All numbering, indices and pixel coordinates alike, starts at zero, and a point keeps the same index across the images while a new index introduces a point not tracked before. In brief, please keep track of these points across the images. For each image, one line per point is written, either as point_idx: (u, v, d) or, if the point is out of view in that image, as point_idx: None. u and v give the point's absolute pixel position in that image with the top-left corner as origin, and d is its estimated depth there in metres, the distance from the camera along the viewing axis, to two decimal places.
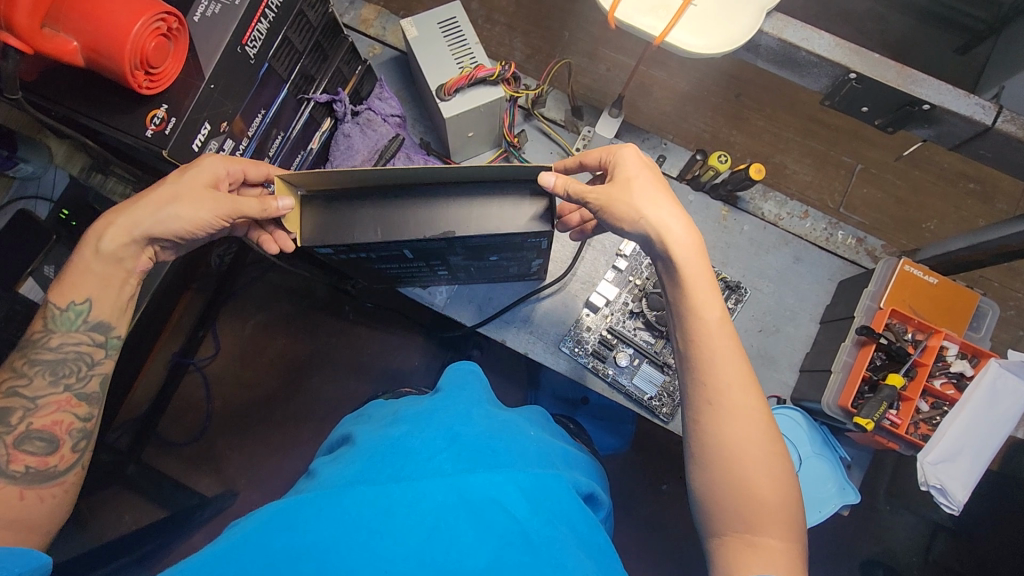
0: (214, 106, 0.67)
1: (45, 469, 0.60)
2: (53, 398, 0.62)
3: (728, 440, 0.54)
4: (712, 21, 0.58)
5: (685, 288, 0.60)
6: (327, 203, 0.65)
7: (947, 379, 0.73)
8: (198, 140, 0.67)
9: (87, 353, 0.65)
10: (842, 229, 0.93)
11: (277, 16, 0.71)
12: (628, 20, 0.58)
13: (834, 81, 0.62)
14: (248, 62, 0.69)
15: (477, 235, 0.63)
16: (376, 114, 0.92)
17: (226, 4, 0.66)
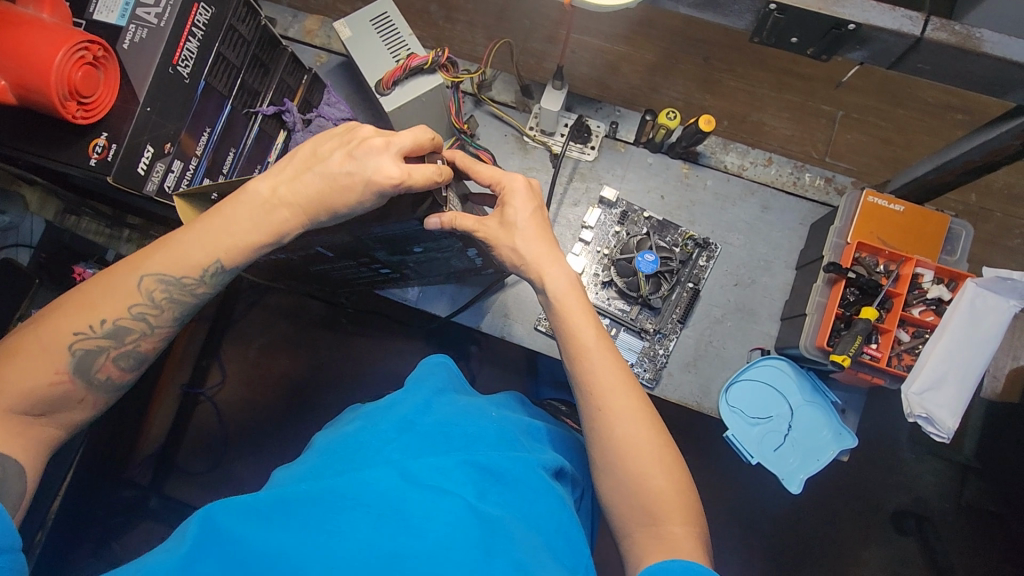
0: (154, 128, 0.69)
1: (125, 379, 0.64)
2: (163, 331, 0.64)
3: (619, 439, 0.59)
4: None
5: (563, 316, 0.65)
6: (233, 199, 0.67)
7: (926, 306, 0.71)
8: (142, 163, 0.68)
9: (191, 291, 0.64)
10: (809, 171, 0.90)
11: (206, 33, 0.71)
12: None
13: (757, 16, 0.60)
14: (183, 81, 0.70)
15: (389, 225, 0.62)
16: (327, 120, 0.93)
17: (152, 27, 0.67)
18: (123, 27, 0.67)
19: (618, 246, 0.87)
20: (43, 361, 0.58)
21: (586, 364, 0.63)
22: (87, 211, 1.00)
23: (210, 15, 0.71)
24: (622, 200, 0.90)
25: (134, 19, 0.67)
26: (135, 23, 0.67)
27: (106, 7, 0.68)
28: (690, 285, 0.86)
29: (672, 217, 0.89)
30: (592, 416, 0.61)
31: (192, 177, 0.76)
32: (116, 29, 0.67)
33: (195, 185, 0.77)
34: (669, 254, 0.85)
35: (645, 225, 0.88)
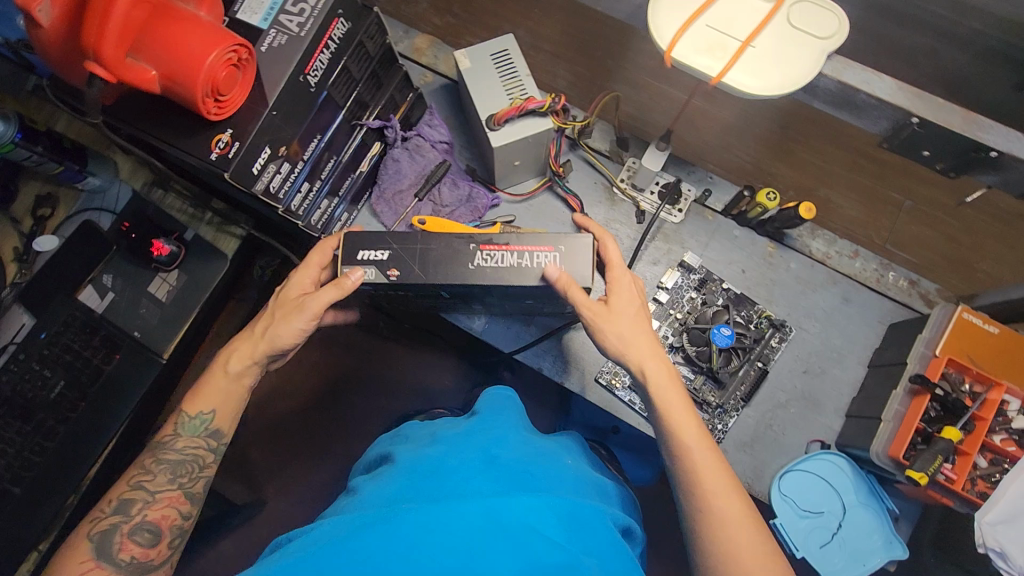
0: (275, 131, 0.70)
1: (147, 560, 0.65)
2: (167, 494, 0.68)
3: (726, 542, 0.58)
4: (770, 63, 0.57)
5: (664, 417, 0.66)
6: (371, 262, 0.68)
7: (1008, 435, 0.69)
8: (257, 163, 0.70)
9: (194, 449, 0.70)
10: (894, 270, 0.90)
11: (338, 47, 0.73)
12: (684, 60, 0.58)
13: (894, 125, 0.60)
14: (309, 89, 0.72)
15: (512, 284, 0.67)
16: (425, 140, 0.94)
17: (292, 35, 0.69)
18: (263, 29, 0.69)
19: (692, 313, 0.87)
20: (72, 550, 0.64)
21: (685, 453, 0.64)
22: (174, 188, 1.00)
23: (346, 31, 0.73)
24: (702, 267, 0.90)
25: (274, 25, 0.69)
26: (276, 28, 0.69)
27: (250, 8, 0.69)
28: (758, 365, 0.86)
29: (750, 292, 0.89)
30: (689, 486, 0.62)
31: (295, 180, 0.77)
32: (257, 31, 0.69)
33: (294, 188, 0.78)
34: (743, 330, 0.85)
35: (724, 297, 0.88)
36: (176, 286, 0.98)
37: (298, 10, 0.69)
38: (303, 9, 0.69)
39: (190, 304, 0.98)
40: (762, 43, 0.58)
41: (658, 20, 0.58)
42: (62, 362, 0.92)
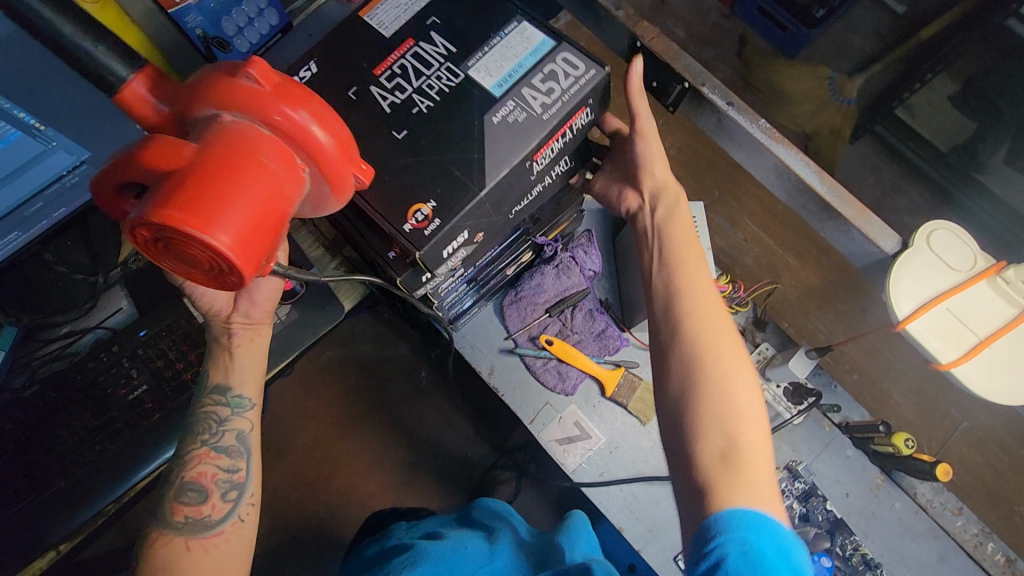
0: (478, 217, 0.68)
1: (201, 518, 0.69)
2: (196, 455, 0.73)
3: (728, 392, 0.65)
4: (1002, 371, 0.57)
5: (694, 328, 0.69)
6: (473, 241, 0.73)
7: None
8: (450, 246, 0.69)
9: (217, 410, 0.75)
10: (993, 541, 0.88)
11: (570, 138, 0.72)
12: (919, 335, 0.58)
13: None
14: (529, 174, 0.70)
15: (511, 120, 0.67)
16: (576, 264, 0.94)
17: (531, 115, 0.67)
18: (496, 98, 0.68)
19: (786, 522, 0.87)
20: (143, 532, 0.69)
21: (697, 332, 0.69)
22: (313, 225, 0.98)
23: (583, 122, 0.71)
24: (810, 478, 0.89)
25: (512, 95, 0.68)
26: (515, 103, 0.68)
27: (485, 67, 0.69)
28: None
29: (850, 520, 0.88)
30: (705, 379, 0.66)
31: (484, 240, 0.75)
32: (489, 95, 0.68)
33: (454, 287, 0.82)
34: (838, 563, 0.85)
35: (824, 517, 0.87)
36: (284, 321, 0.96)
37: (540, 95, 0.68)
38: (551, 89, 0.68)
39: (292, 343, 0.95)
40: (999, 346, 0.58)
41: (906, 286, 0.57)
42: (151, 367, 0.92)
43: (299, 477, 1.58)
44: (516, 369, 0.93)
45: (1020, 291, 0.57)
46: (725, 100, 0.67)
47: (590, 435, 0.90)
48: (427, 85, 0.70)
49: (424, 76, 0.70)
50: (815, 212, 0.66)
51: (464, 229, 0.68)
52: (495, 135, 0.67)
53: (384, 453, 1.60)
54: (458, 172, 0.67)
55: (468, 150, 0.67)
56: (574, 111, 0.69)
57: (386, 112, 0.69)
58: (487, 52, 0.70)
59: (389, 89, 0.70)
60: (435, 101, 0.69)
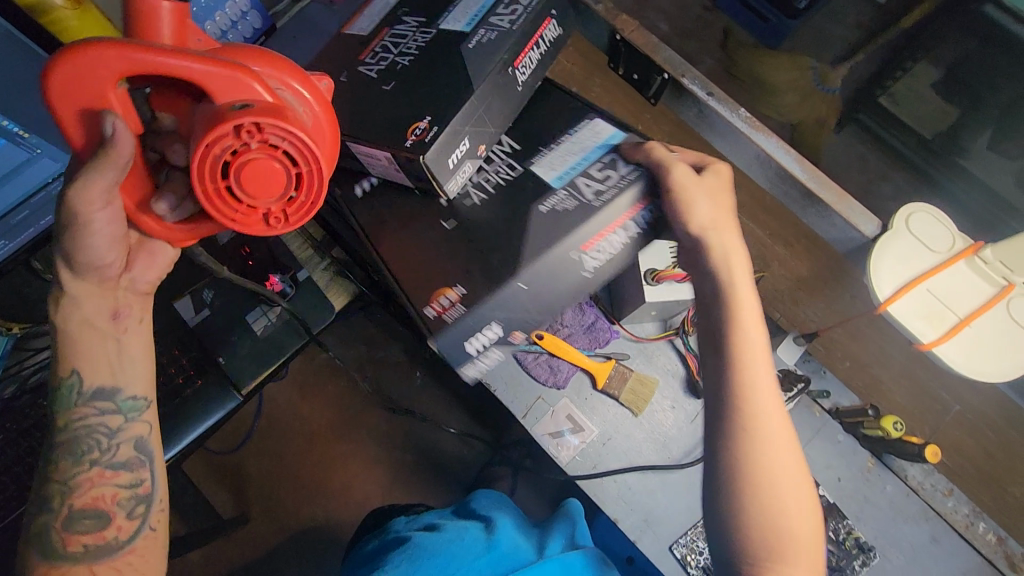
0: (475, 125, 0.71)
1: (103, 544, 0.66)
2: (86, 476, 0.66)
3: (766, 466, 0.63)
4: (984, 348, 0.58)
5: (742, 396, 0.66)
6: (479, 156, 0.75)
7: None
8: (455, 156, 0.70)
9: (104, 421, 0.68)
10: (985, 522, 0.88)
11: (544, 49, 0.77)
12: (898, 317, 0.59)
13: None
14: (513, 85, 0.74)
15: (486, 40, 0.71)
16: None
17: (502, 31, 0.71)
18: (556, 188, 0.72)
19: None
20: (25, 557, 0.65)
21: (744, 398, 0.66)
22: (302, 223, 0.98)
23: (551, 35, 0.76)
24: None
25: (483, 24, 0.72)
26: (485, 27, 0.71)
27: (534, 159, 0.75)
28: None
29: (842, 504, 0.88)
30: (751, 475, 0.63)
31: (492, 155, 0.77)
32: (460, 34, 0.72)
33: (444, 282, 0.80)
34: (832, 548, 0.86)
35: None
36: (275, 322, 0.95)
37: (596, 193, 0.69)
38: (515, 10, 0.72)
39: (284, 344, 0.95)
40: (980, 324, 0.58)
41: (882, 270, 0.58)
42: None
43: (295, 480, 1.58)
44: (507, 364, 0.93)
45: (999, 270, 0.58)
46: (704, 90, 0.67)
47: (583, 428, 0.91)
48: (407, 47, 0.73)
49: (403, 43, 0.74)
50: (797, 199, 0.67)
51: (465, 136, 0.70)
52: (473, 57, 0.70)
53: (380, 455, 1.60)
54: (446, 96, 0.69)
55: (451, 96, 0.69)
56: (538, 25, 0.73)
57: (373, 77, 0.73)
58: (454, 10, 0.75)
59: (375, 61, 0.74)
60: (416, 54, 0.72)
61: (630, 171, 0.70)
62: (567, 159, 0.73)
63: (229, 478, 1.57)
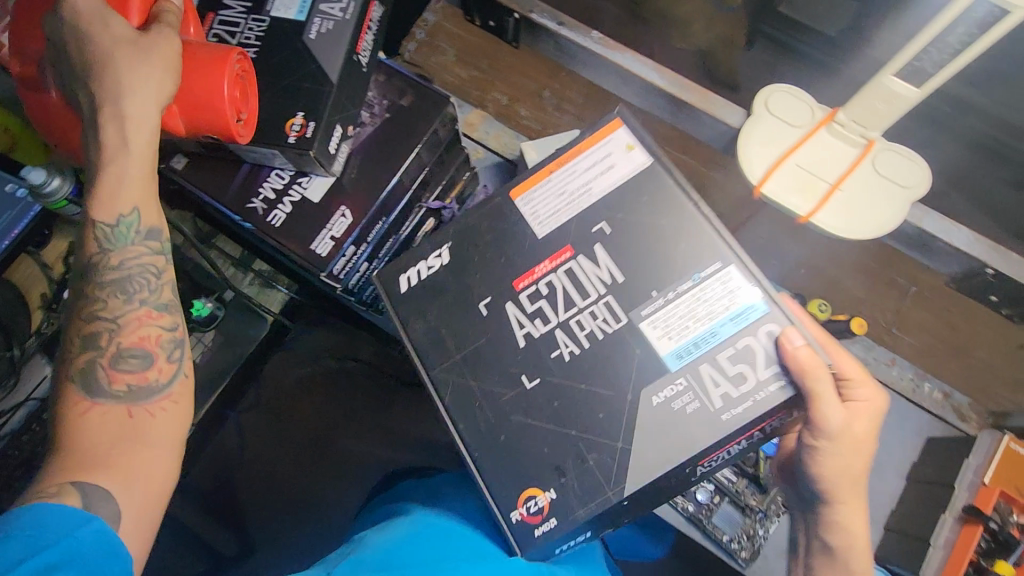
0: (342, 110, 0.74)
1: (146, 384, 0.59)
2: (133, 315, 0.60)
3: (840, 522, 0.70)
4: (857, 207, 0.60)
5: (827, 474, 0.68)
6: (351, 137, 0.77)
7: None
8: (333, 142, 0.73)
9: (150, 261, 0.62)
10: (928, 381, 0.91)
11: (378, 28, 0.80)
12: (773, 195, 0.60)
13: (967, 269, 0.63)
14: (361, 69, 0.77)
15: (324, 30, 0.74)
16: None
17: (338, 21, 0.75)
18: (674, 373, 0.57)
19: None
20: (63, 394, 0.58)
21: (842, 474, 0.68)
22: (217, 245, 0.95)
23: (380, 14, 0.80)
24: None
25: (315, 13, 0.75)
26: (321, 17, 0.75)
27: (637, 300, 0.58)
28: None
29: None
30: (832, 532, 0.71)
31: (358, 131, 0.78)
32: (295, 23, 0.74)
33: (355, 267, 0.78)
34: None
35: None
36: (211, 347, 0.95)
37: (731, 380, 0.56)
38: None
39: (223, 366, 0.95)
40: (849, 186, 0.60)
41: (749, 155, 0.60)
42: None
43: (289, 502, 1.58)
44: None
45: (856, 131, 0.59)
46: (555, 22, 0.69)
47: None
48: (246, 38, 0.75)
49: (239, 34, 0.75)
50: (667, 107, 0.67)
51: (336, 123, 0.73)
52: (317, 50, 0.73)
53: (368, 460, 1.60)
54: (309, 89, 0.72)
55: (313, 89, 0.72)
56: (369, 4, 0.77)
57: None
58: None
59: None
60: (258, 46, 0.74)
61: (769, 344, 0.56)
62: (695, 321, 0.57)
63: (224, 515, 1.56)
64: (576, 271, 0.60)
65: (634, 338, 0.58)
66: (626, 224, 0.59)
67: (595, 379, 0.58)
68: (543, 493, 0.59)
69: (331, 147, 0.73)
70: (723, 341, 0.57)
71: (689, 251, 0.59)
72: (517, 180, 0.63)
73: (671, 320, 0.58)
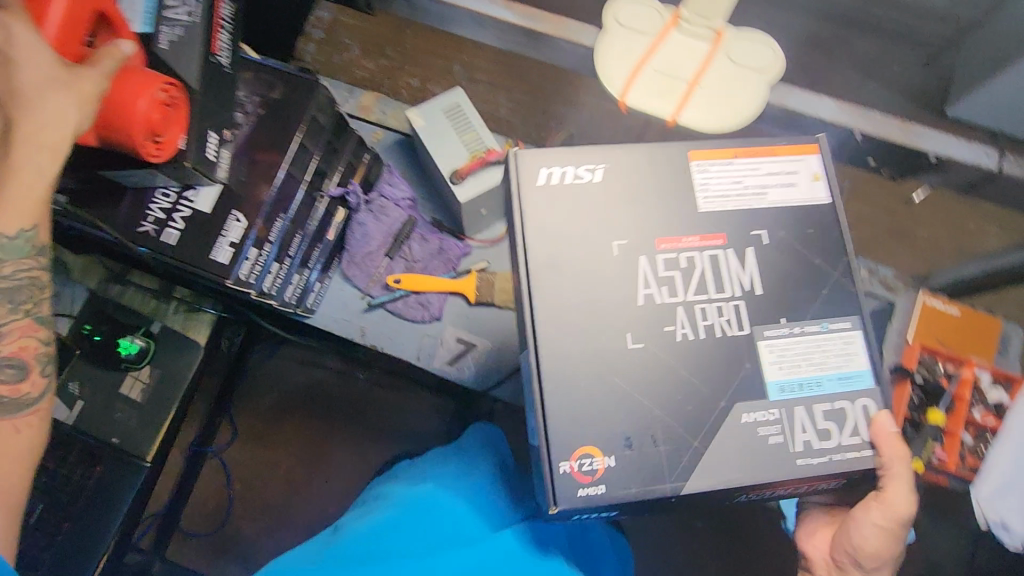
0: (211, 115, 0.71)
1: (17, 397, 0.68)
2: (14, 324, 0.68)
3: None
4: (719, 100, 0.61)
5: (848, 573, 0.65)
6: (230, 141, 0.74)
7: (985, 408, 0.73)
8: (210, 150, 0.71)
9: (32, 276, 0.68)
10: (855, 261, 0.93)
11: (233, 26, 0.75)
12: (638, 104, 0.61)
13: (839, 140, 0.66)
14: (223, 71, 0.73)
15: (173, 39, 0.68)
16: (389, 199, 0.95)
17: (186, 25, 0.68)
18: (771, 399, 0.56)
19: None
20: None
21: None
22: (134, 279, 0.95)
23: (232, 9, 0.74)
24: None
25: (158, 22, 0.67)
26: (165, 24, 0.67)
27: (766, 320, 0.57)
28: None
29: None
30: None
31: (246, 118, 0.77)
32: (138, 36, 0.66)
33: (266, 270, 0.78)
34: None
35: None
36: (149, 383, 0.93)
37: (818, 436, 0.56)
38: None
39: (167, 399, 0.93)
40: (707, 82, 0.61)
41: (607, 69, 0.61)
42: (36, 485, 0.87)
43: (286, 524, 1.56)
44: (387, 320, 0.94)
45: (702, 23, 0.61)
46: None
47: (474, 344, 0.92)
48: None
49: None
50: (527, 44, 0.66)
51: (208, 129, 0.70)
52: (170, 62, 0.67)
53: (356, 465, 1.59)
54: None
55: None
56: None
57: None
58: None
59: None
60: None
61: (863, 415, 0.57)
62: (809, 365, 0.57)
63: (223, 550, 1.54)
64: (724, 260, 0.58)
65: (748, 356, 0.57)
66: (786, 241, 0.59)
67: (680, 364, 0.56)
68: (603, 457, 0.53)
69: (210, 153, 0.71)
70: (826, 391, 0.57)
71: (811, 303, 0.58)
72: (705, 142, 0.60)
73: (793, 353, 0.57)
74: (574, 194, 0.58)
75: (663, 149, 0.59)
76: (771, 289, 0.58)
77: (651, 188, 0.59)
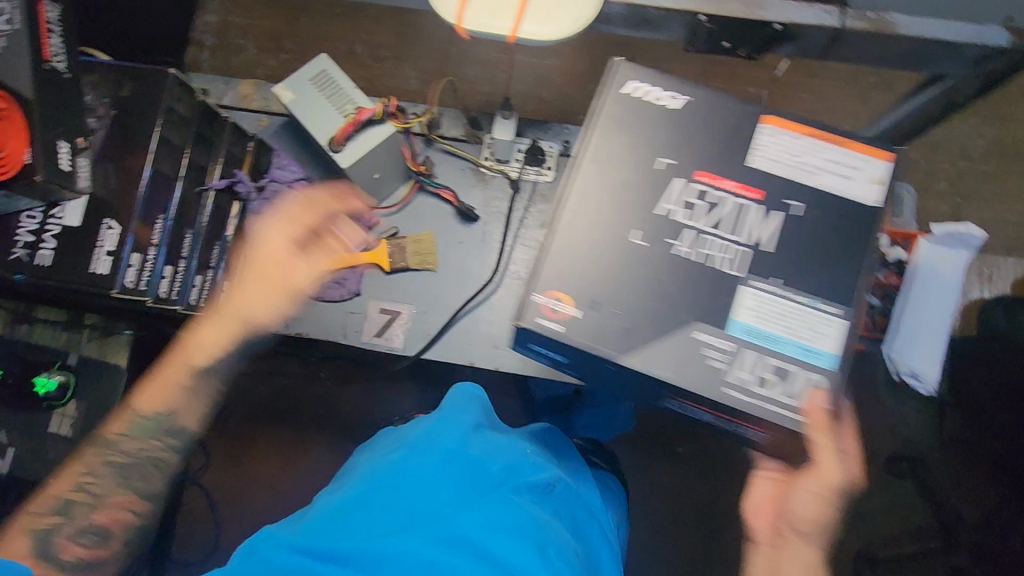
0: (60, 123, 0.67)
1: None
2: None
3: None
4: (557, 8, 0.59)
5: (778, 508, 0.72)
6: (85, 148, 0.70)
7: (891, 269, 0.76)
8: (64, 159, 0.67)
9: None
10: None
11: (64, 28, 0.68)
12: (476, 26, 0.59)
13: (688, 28, 0.63)
14: (63, 76, 0.67)
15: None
16: (280, 184, 0.91)
17: (6, 32, 0.63)
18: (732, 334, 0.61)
19: None
20: None
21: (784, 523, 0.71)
22: (41, 316, 0.92)
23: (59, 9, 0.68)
24: None
25: None
26: None
27: (760, 271, 0.62)
28: None
29: None
30: None
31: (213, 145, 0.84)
32: None
33: (157, 274, 0.76)
34: None
35: None
36: (78, 417, 0.90)
37: (756, 380, 0.60)
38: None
39: (100, 428, 0.91)
40: None
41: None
42: None
43: None
44: (306, 305, 0.92)
45: None
46: None
47: (398, 312, 0.91)
48: None
49: None
50: None
51: (57, 138, 0.66)
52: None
53: None
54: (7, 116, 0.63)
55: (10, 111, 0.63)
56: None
57: None
58: None
59: None
60: None
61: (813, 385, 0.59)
62: (783, 324, 0.61)
63: None
64: (745, 213, 0.63)
65: (730, 294, 0.61)
66: (817, 219, 0.62)
67: (638, 285, 0.62)
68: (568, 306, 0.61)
69: (64, 164, 0.67)
70: (789, 355, 0.60)
71: (829, 273, 0.62)
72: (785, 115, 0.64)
73: (774, 311, 0.61)
74: (651, 112, 0.65)
75: (718, 104, 0.65)
76: (795, 243, 0.62)
77: (689, 135, 0.65)
